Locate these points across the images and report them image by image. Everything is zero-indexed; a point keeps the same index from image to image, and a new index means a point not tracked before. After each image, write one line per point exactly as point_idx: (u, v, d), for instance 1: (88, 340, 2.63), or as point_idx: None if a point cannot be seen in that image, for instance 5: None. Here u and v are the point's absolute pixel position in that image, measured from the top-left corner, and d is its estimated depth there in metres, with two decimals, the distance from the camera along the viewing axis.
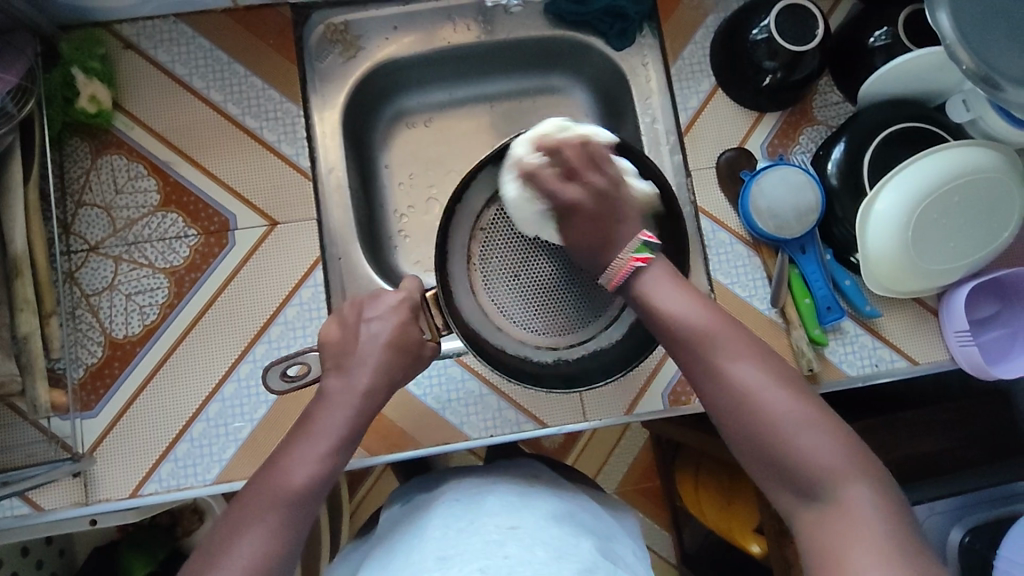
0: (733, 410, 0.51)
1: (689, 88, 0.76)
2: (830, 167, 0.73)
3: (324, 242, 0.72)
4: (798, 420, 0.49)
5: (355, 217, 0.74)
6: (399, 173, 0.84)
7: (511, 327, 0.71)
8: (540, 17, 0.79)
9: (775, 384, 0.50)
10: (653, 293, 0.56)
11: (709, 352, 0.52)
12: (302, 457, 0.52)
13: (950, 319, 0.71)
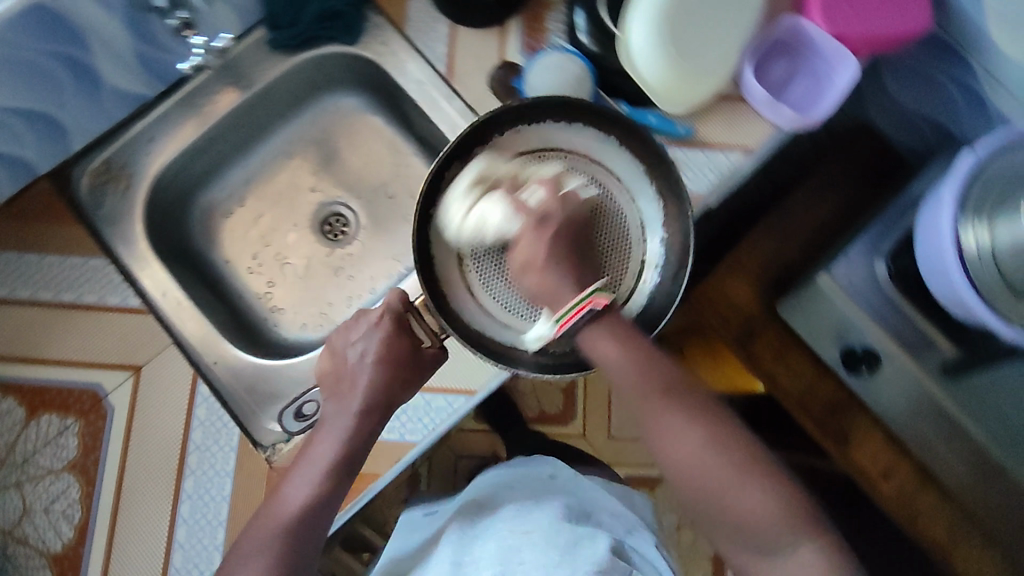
0: (677, 476, 0.55)
1: (430, 38, 0.79)
2: (582, 36, 0.75)
3: (193, 356, 0.71)
4: (749, 486, 0.53)
5: (211, 320, 0.73)
6: (242, 260, 0.86)
7: (524, 320, 0.64)
8: (272, 54, 0.80)
9: (715, 456, 0.54)
10: (597, 339, 0.58)
11: (658, 424, 0.56)
12: (298, 485, 0.56)
13: (752, 94, 0.74)
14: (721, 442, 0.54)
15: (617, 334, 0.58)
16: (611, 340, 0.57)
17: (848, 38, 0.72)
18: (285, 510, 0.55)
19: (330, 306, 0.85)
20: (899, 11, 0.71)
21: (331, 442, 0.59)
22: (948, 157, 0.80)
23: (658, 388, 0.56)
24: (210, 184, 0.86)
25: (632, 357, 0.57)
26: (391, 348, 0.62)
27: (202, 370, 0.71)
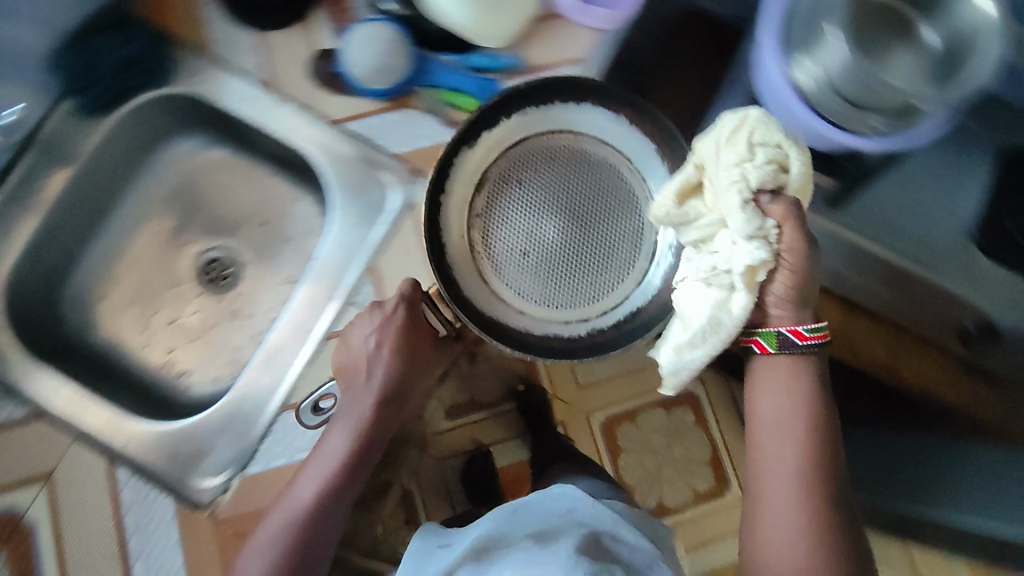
0: (751, 476, 0.50)
1: (241, 52, 0.78)
2: (387, 5, 0.74)
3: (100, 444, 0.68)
4: (805, 572, 0.46)
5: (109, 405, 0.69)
6: (134, 339, 0.83)
7: (550, 309, 0.60)
8: (89, 121, 0.76)
9: (803, 514, 0.47)
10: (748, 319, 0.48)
11: (768, 446, 0.49)
12: (310, 483, 0.63)
13: (565, 8, 0.76)
14: (823, 519, 0.48)
15: (801, 375, 0.49)
16: (788, 374, 0.49)
17: None
18: (294, 515, 0.62)
19: (239, 350, 0.83)
20: None
21: (335, 445, 0.64)
22: None
23: (812, 431, 0.48)
24: (71, 273, 0.82)
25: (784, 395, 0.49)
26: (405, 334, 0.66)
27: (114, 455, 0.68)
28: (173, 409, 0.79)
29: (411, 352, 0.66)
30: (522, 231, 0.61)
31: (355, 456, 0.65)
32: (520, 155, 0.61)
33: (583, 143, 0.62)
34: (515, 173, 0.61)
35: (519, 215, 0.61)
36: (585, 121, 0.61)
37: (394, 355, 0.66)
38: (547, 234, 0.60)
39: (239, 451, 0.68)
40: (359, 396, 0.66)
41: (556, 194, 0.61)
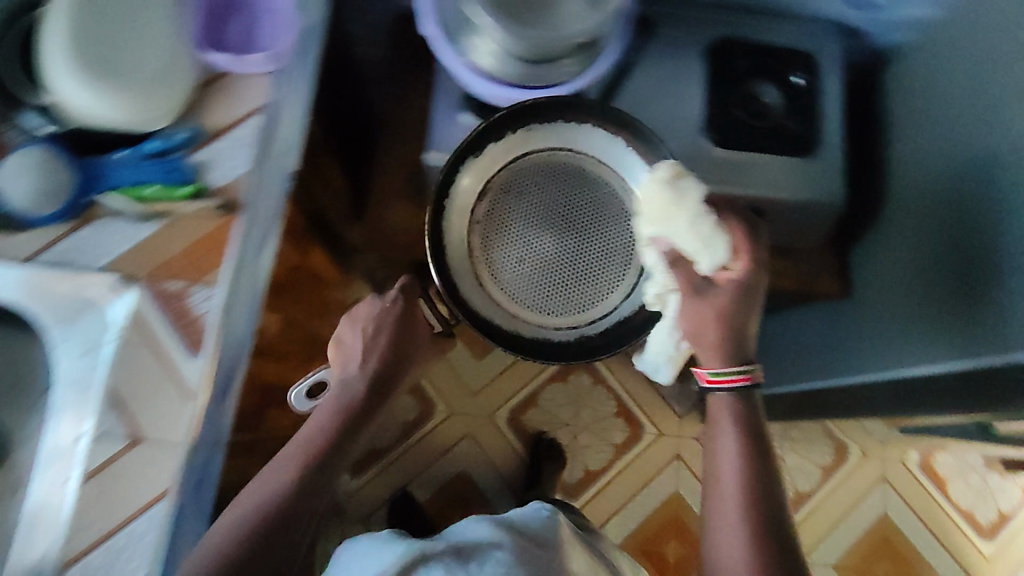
0: (729, 521, 0.68)
1: None
2: (35, 127, 0.70)
3: None
4: (750, 540, 0.66)
5: None
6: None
7: (525, 309, 0.82)
8: None
9: (750, 518, 0.67)
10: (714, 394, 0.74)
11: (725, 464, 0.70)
12: (276, 477, 0.71)
13: (235, 63, 0.74)
14: (760, 525, 0.67)
15: (734, 419, 0.71)
16: (731, 406, 0.72)
17: None
18: (254, 501, 0.69)
19: None
20: None
21: (313, 431, 0.75)
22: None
23: (744, 448, 0.70)
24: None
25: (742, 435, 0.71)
26: (399, 338, 0.83)
27: None
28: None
29: (404, 345, 0.84)
30: (542, 253, 0.83)
31: (375, 394, 0.80)
32: (513, 174, 0.83)
33: (579, 160, 0.83)
34: (513, 185, 0.83)
35: (516, 247, 0.83)
36: (599, 144, 0.83)
37: (380, 353, 0.82)
38: (531, 244, 0.82)
39: None
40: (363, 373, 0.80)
41: (541, 210, 0.83)
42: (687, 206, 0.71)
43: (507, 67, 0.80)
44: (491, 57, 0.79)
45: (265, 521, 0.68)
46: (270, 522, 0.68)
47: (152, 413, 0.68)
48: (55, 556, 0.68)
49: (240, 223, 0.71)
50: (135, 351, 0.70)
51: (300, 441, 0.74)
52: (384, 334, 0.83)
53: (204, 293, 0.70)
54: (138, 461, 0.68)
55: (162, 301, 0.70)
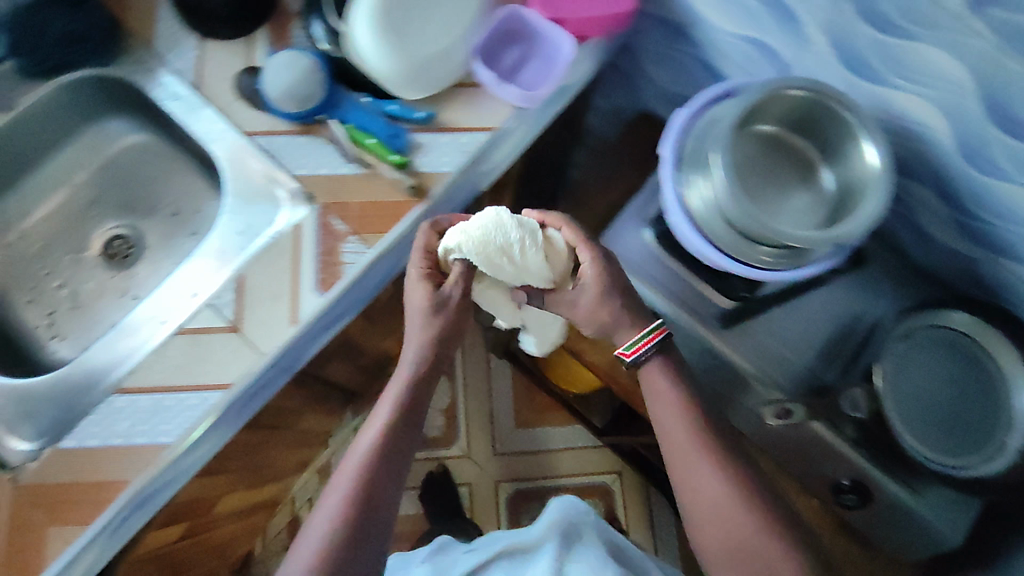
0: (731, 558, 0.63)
1: (182, 53, 0.79)
2: (320, 41, 0.78)
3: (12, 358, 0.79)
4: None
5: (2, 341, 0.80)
6: (33, 314, 0.83)
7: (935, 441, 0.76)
8: (28, 83, 0.78)
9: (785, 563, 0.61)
10: (655, 371, 0.71)
11: (678, 438, 0.68)
12: (383, 403, 0.69)
13: (485, 75, 0.78)
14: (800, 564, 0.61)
15: (666, 373, 0.71)
16: (658, 372, 0.71)
17: (570, 20, 0.79)
18: (356, 452, 0.66)
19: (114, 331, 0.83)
20: None
21: (369, 435, 0.67)
22: None
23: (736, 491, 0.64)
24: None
25: (677, 392, 0.70)
26: (429, 334, 0.70)
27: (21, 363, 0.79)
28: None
29: (437, 341, 0.70)
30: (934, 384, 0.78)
31: (425, 367, 0.70)
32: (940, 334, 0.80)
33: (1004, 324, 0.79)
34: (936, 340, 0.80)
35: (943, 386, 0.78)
36: None
37: (421, 314, 0.70)
38: (973, 396, 0.77)
39: (63, 419, 0.68)
40: (395, 379, 0.70)
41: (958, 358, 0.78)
42: (534, 248, 0.69)
43: (701, 206, 0.76)
44: (699, 190, 0.75)
45: (355, 503, 0.63)
46: (355, 508, 0.63)
47: (250, 315, 0.71)
48: (117, 377, 0.69)
49: (420, 211, 0.75)
50: (282, 249, 0.73)
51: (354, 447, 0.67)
52: (423, 288, 0.70)
53: (356, 241, 0.74)
54: (215, 341, 0.70)
55: (324, 232, 0.74)
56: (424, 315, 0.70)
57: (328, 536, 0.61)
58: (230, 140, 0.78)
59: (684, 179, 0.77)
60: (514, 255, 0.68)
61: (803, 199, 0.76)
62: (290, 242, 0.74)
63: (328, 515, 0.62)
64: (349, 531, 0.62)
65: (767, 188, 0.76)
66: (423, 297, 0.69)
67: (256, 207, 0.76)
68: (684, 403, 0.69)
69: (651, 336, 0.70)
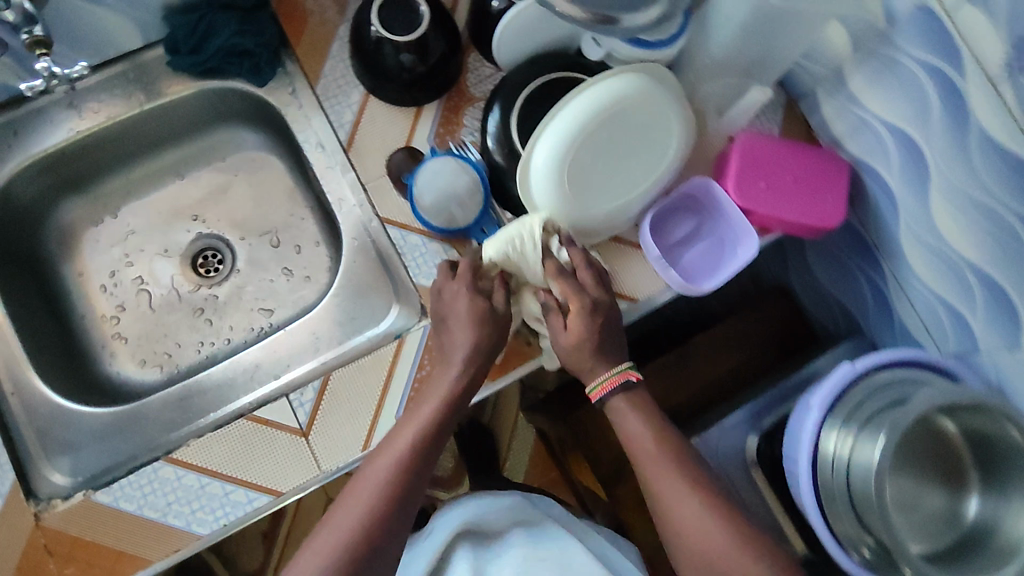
0: None
1: (340, 103, 0.73)
2: (491, 143, 0.70)
3: (69, 347, 0.74)
4: None
5: (63, 327, 0.75)
6: (101, 304, 0.78)
7: None
8: (174, 74, 0.73)
9: None
10: (620, 412, 0.67)
11: (651, 465, 0.65)
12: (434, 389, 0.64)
13: (647, 248, 0.70)
14: None
15: (641, 405, 0.68)
16: (630, 407, 0.67)
17: (759, 215, 0.69)
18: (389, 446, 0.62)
19: (177, 348, 0.77)
20: (813, 202, 0.69)
21: (407, 437, 0.62)
22: (851, 348, 0.83)
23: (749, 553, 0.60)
24: (60, 202, 0.77)
25: (643, 416, 0.67)
26: (476, 343, 0.64)
27: (75, 355, 0.74)
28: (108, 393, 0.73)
29: (486, 348, 0.65)
30: None
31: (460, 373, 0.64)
32: None
33: None
34: None
35: None
36: None
37: (469, 321, 0.64)
38: None
39: (106, 464, 0.65)
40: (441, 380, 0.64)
41: None
42: (534, 246, 0.65)
43: (832, 451, 0.68)
44: (838, 438, 0.67)
45: (379, 511, 0.59)
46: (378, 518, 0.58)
47: (323, 424, 0.66)
48: (179, 440, 0.65)
49: (532, 367, 0.70)
50: (379, 362, 0.67)
51: (387, 446, 0.62)
52: (467, 297, 0.65)
53: None
54: (279, 442, 0.65)
55: (426, 357, 0.68)
56: (474, 321, 0.64)
57: (353, 534, 0.57)
58: (362, 218, 0.72)
59: (826, 418, 0.69)
60: (525, 249, 0.65)
61: (938, 502, 0.66)
62: (389, 357, 0.67)
63: (351, 516, 0.58)
64: (371, 534, 0.58)
65: (916, 469, 0.66)
66: (474, 306, 0.64)
67: (365, 301, 0.71)
68: (657, 437, 0.66)
69: (617, 376, 0.67)
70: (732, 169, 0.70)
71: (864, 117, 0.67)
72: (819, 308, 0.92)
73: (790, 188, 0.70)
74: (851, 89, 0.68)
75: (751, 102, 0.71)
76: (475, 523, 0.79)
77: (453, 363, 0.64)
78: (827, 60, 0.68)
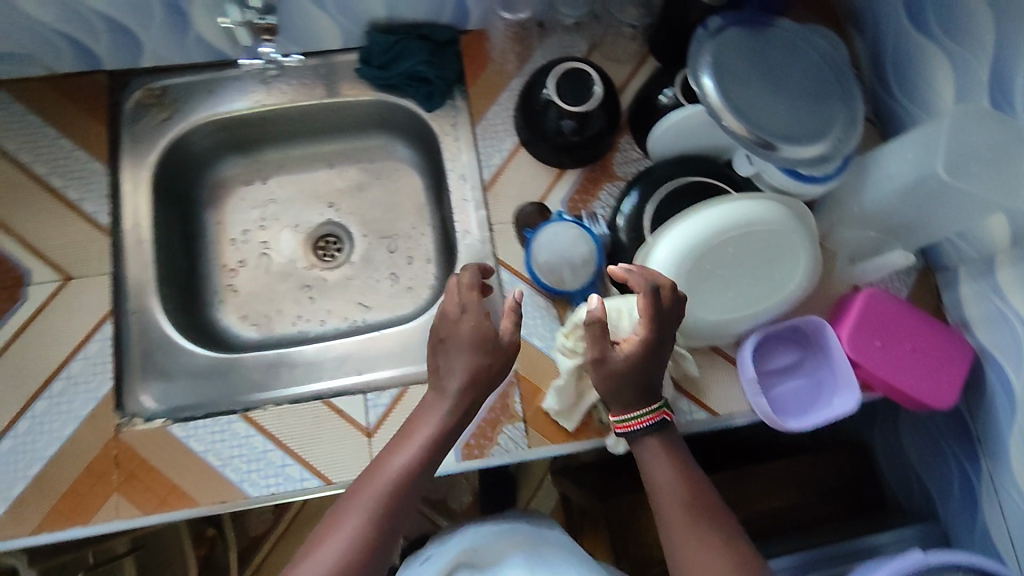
0: None
1: (493, 146, 0.78)
2: (620, 221, 0.73)
3: (190, 284, 0.81)
4: None
5: (190, 264, 0.81)
6: (228, 255, 0.84)
7: None
8: (359, 81, 0.80)
9: None
10: (647, 453, 0.61)
11: (679, 520, 0.58)
12: (428, 414, 0.60)
13: (742, 368, 0.70)
14: None
15: (674, 449, 0.61)
16: (660, 448, 0.61)
17: (865, 370, 0.69)
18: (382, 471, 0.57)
19: (277, 315, 0.83)
20: (923, 375, 0.69)
21: (397, 465, 0.58)
22: (922, 530, 0.79)
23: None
24: (223, 158, 0.85)
25: (673, 460, 0.61)
26: (474, 370, 0.59)
27: (193, 292, 0.81)
28: (208, 334, 0.79)
29: (484, 377, 0.60)
30: None
31: (455, 400, 0.59)
32: None
33: None
34: None
35: None
36: None
37: (469, 347, 0.60)
38: None
39: (189, 403, 0.70)
40: (433, 409, 0.60)
41: None
42: (623, 320, 0.66)
43: None
44: None
45: (372, 532, 0.55)
46: (372, 546, 0.54)
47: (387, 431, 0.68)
48: (258, 402, 0.70)
49: (594, 445, 0.70)
50: None
51: (374, 471, 0.57)
52: (472, 321, 0.60)
53: (521, 430, 0.70)
54: (343, 435, 0.68)
55: (500, 400, 0.71)
56: (474, 348, 0.59)
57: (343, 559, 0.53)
58: (478, 253, 0.77)
59: None
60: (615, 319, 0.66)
61: None
62: None
63: (343, 535, 0.54)
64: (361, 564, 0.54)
65: None
66: (479, 323, 0.60)
67: None
68: (686, 483, 0.60)
69: (650, 414, 0.61)
70: (849, 319, 0.70)
71: (1004, 310, 0.66)
72: (894, 477, 0.87)
73: (904, 356, 0.69)
74: (997, 279, 0.67)
75: (889, 262, 0.72)
76: (474, 551, 0.71)
77: (445, 391, 0.59)
78: (980, 245, 0.68)
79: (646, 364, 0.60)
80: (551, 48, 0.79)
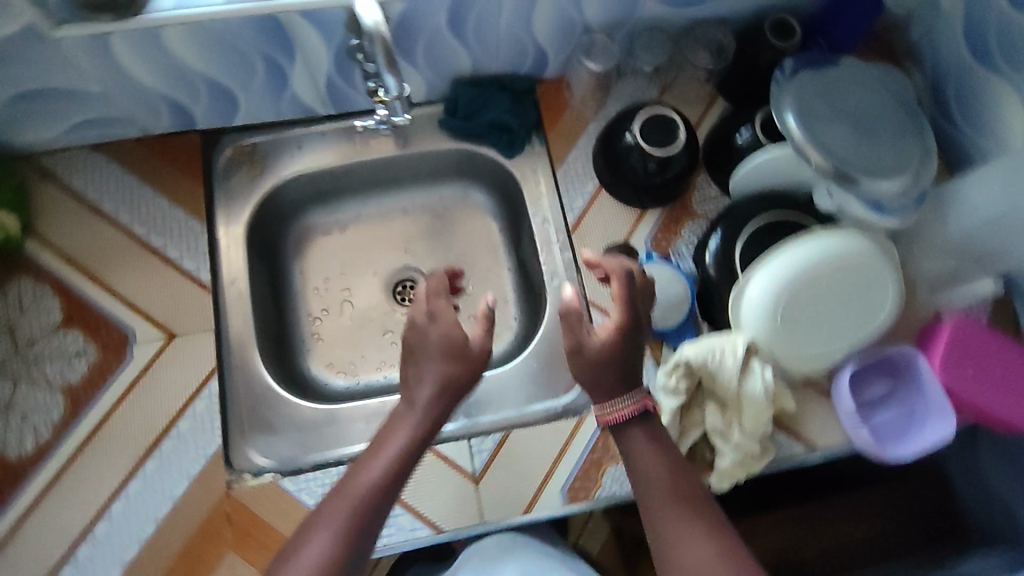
0: None
1: (575, 189, 0.80)
2: (708, 258, 0.75)
3: (279, 335, 0.82)
4: None
5: (278, 316, 0.83)
6: (312, 304, 0.86)
7: None
8: (440, 131, 0.82)
9: None
10: (632, 441, 0.61)
11: (661, 507, 0.57)
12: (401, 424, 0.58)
13: (839, 401, 0.72)
14: None
15: (658, 438, 0.61)
16: (645, 437, 0.60)
17: (958, 397, 0.70)
18: (354, 480, 0.55)
19: (362, 362, 0.84)
20: (1013, 399, 0.71)
21: (368, 475, 0.55)
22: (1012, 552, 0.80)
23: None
24: (304, 209, 0.87)
25: (658, 451, 0.60)
26: (443, 379, 0.60)
27: (282, 343, 0.82)
28: (300, 384, 0.80)
29: (455, 384, 0.60)
30: None
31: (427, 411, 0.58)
32: None
33: None
34: None
35: None
36: None
37: (442, 353, 0.60)
38: None
39: (293, 457, 0.71)
40: (402, 426, 0.58)
41: None
42: (734, 362, 0.67)
43: None
44: None
45: (346, 548, 0.51)
46: (347, 552, 0.51)
47: (493, 477, 0.69)
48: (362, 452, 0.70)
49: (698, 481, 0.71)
50: (559, 429, 0.71)
51: (347, 482, 0.55)
52: (444, 326, 0.62)
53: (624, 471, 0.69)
54: (451, 481, 0.69)
55: (600, 441, 0.71)
56: (443, 355, 0.60)
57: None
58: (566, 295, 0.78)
59: None
60: (726, 363, 0.68)
61: None
62: (567, 430, 0.71)
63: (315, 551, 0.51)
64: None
65: None
66: (448, 329, 0.61)
67: (553, 372, 0.76)
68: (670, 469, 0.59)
69: (632, 400, 0.61)
70: (939, 348, 0.72)
71: None
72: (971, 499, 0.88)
73: (995, 381, 0.71)
74: None
75: (975, 290, 0.75)
76: None
77: (416, 401, 0.59)
78: None
79: (626, 347, 0.62)
80: (626, 92, 0.82)
